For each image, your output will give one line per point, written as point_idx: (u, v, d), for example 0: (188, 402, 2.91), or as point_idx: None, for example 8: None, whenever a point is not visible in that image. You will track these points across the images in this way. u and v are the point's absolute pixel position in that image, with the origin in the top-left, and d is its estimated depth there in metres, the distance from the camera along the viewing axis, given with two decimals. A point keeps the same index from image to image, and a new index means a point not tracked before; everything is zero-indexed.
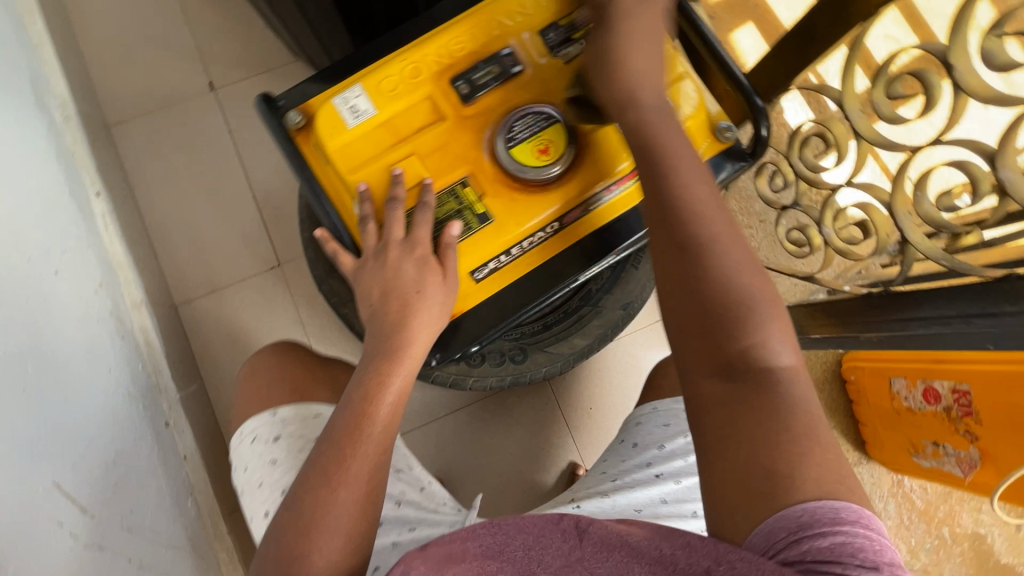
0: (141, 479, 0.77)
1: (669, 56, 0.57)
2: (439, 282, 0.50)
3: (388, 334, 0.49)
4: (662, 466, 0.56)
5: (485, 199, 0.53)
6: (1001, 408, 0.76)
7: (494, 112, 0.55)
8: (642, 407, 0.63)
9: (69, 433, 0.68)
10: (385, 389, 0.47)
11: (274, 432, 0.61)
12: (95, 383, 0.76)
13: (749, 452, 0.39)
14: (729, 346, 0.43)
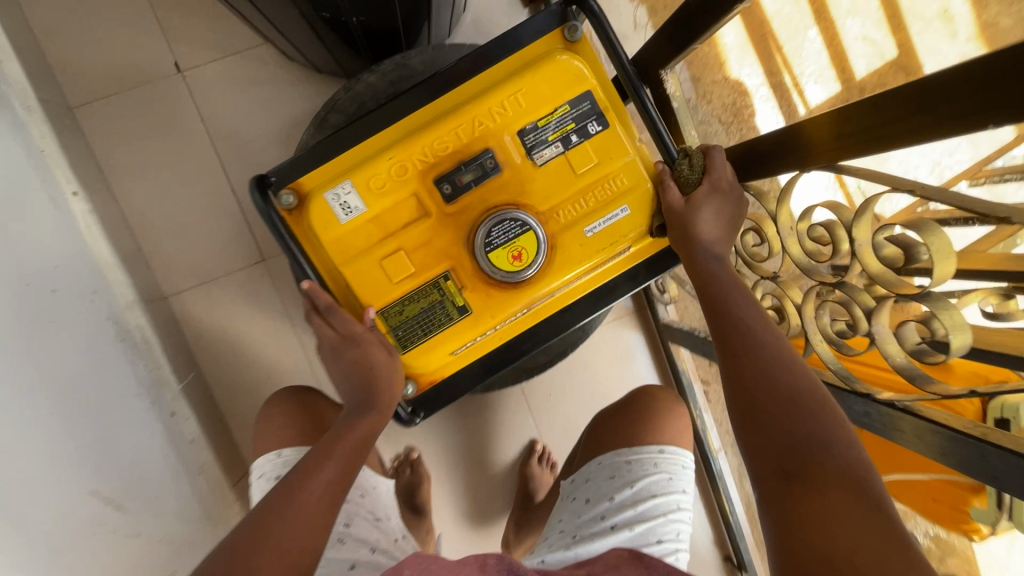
0: (157, 470, 0.89)
1: (630, 161, 0.62)
2: (385, 354, 0.59)
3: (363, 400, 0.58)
4: (615, 517, 0.71)
5: (465, 294, 0.61)
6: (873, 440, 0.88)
7: (475, 212, 0.61)
8: (590, 465, 0.79)
9: (91, 445, 0.78)
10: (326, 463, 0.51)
11: (262, 473, 0.75)
12: (100, 393, 0.85)
13: (820, 541, 0.40)
14: (786, 456, 0.46)
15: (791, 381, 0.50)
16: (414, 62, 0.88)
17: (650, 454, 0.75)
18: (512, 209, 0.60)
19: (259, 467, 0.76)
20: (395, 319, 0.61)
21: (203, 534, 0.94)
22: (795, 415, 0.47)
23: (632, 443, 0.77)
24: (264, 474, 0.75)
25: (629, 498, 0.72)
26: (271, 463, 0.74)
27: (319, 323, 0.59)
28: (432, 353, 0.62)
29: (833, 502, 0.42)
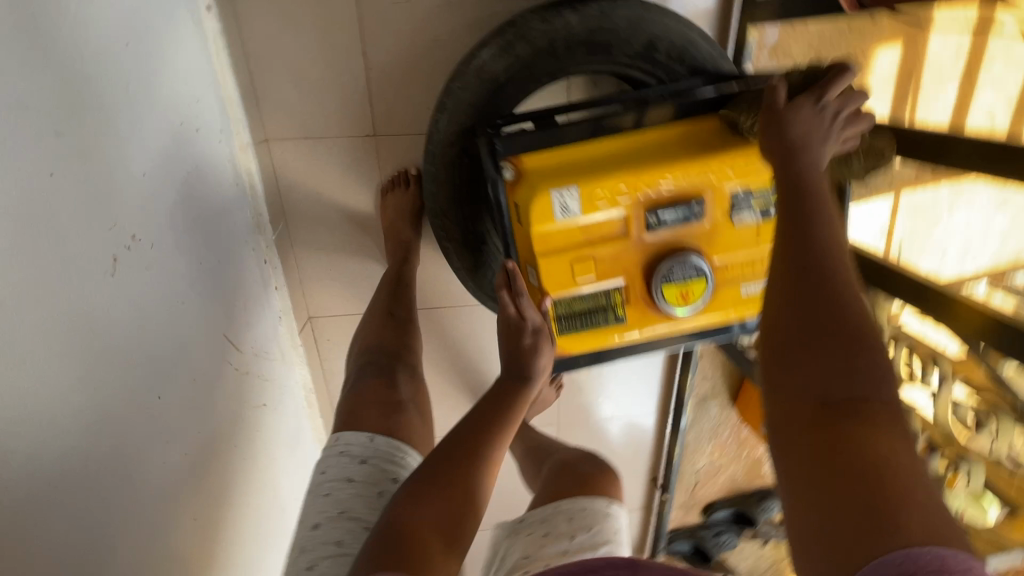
0: (253, 310, 1.01)
1: None
2: (548, 345, 0.73)
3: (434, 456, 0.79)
4: (574, 547, 0.89)
5: (626, 308, 0.72)
6: None
7: (665, 245, 0.68)
8: (547, 506, 0.99)
9: (214, 287, 0.88)
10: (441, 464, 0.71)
11: (346, 450, 0.72)
12: (222, 237, 0.91)
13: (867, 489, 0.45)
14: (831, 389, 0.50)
15: (861, 339, 0.52)
16: (614, 15, 0.83)
17: (602, 505, 0.97)
18: (698, 255, 0.68)
19: (342, 440, 0.74)
20: (563, 310, 0.71)
21: (276, 361, 1.12)
22: (839, 342, 0.52)
23: (587, 494, 0.99)
24: (348, 456, 0.72)
25: (586, 542, 0.90)
26: (360, 444, 0.73)
27: (507, 299, 0.71)
28: (581, 341, 0.73)
29: (881, 430, 0.48)
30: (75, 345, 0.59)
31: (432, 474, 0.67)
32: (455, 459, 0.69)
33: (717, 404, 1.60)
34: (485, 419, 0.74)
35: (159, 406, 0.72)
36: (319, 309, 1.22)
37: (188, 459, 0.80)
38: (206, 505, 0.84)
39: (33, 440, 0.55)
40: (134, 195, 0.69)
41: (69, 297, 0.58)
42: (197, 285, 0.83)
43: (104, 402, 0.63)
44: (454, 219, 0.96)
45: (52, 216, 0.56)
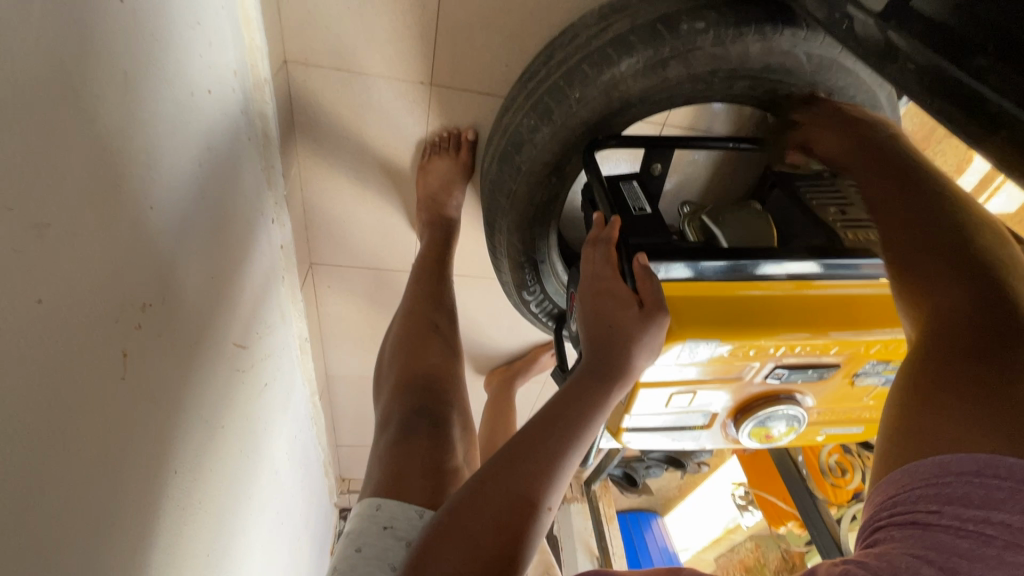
0: (265, 283, 0.85)
1: None
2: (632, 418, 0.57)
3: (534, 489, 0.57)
4: None
5: (702, 427, 0.67)
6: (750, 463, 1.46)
7: (772, 390, 0.62)
8: None
9: (230, 289, 0.71)
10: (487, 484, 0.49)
11: (390, 524, 0.63)
12: (238, 218, 0.71)
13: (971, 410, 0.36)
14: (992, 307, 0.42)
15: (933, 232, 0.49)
16: (808, 54, 0.62)
17: None
18: (798, 405, 0.63)
19: (385, 511, 0.65)
20: (641, 424, 0.65)
21: (284, 328, 0.98)
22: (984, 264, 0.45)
23: None
24: (391, 533, 0.63)
25: None
26: (406, 517, 0.64)
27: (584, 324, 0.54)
28: (644, 444, 0.70)
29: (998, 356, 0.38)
30: (131, 470, 0.46)
31: (453, 536, 0.43)
32: (480, 499, 0.45)
33: None
34: (538, 446, 0.48)
35: (197, 475, 0.61)
36: (322, 256, 1.08)
37: (225, 499, 0.71)
38: (238, 532, 0.78)
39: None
40: (159, 232, 0.49)
41: (116, 425, 0.43)
42: (216, 302, 0.65)
43: (158, 517, 0.52)
44: (519, 239, 0.80)
45: (93, 331, 0.39)
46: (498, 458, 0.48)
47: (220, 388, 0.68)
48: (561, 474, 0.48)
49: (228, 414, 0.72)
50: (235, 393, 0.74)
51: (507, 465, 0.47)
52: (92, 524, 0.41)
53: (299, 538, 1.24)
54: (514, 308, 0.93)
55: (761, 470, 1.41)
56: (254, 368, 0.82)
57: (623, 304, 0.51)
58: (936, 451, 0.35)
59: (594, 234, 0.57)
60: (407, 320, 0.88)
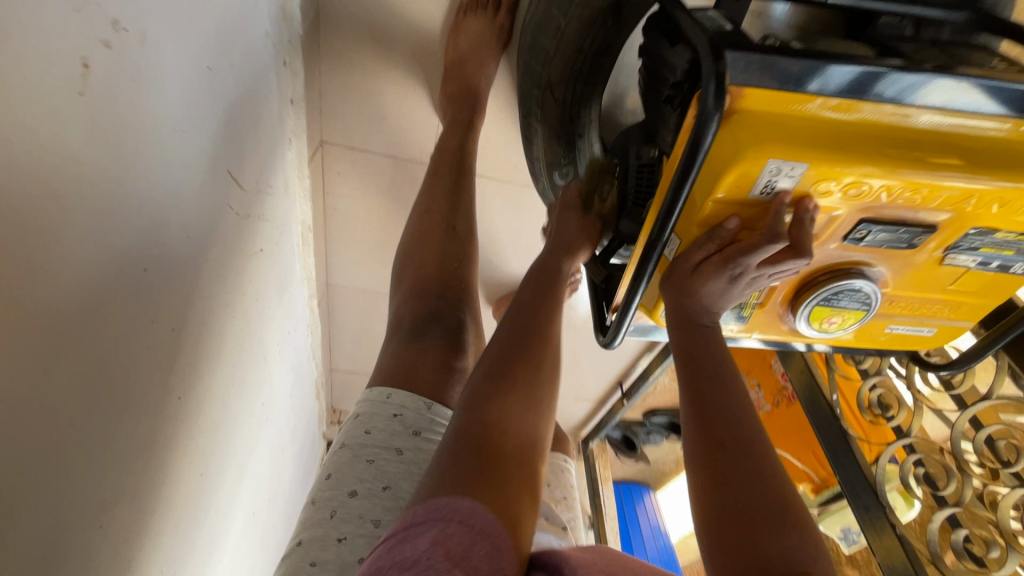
0: (271, 131, 0.76)
1: (1012, 290, 0.55)
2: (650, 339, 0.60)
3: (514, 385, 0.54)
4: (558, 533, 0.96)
5: (754, 310, 0.59)
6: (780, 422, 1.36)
7: (841, 260, 0.53)
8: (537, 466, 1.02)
9: (234, 108, 0.62)
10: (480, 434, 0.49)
11: (400, 412, 0.59)
12: (247, 21, 0.61)
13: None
14: (738, 457, 0.52)
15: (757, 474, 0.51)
16: None
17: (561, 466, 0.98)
18: (872, 282, 0.54)
19: (396, 399, 0.60)
20: None
21: (286, 201, 0.89)
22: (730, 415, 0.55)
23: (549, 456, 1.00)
24: (400, 420, 0.58)
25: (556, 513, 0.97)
26: (415, 407, 0.60)
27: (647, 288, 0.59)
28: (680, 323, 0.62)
29: (749, 475, 0.51)
30: (83, 230, 0.38)
31: (472, 470, 0.44)
32: (487, 449, 0.47)
33: None
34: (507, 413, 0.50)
35: (170, 294, 0.53)
36: (333, 133, 0.97)
37: (198, 353, 0.63)
38: (212, 400, 0.69)
39: (47, 395, 0.37)
40: None
41: (52, 149, 0.34)
42: (216, 103, 0.57)
43: (114, 323, 0.44)
44: (560, 101, 0.70)
45: (29, 6, 0.31)
46: (472, 422, 0.48)
47: (207, 218, 0.59)
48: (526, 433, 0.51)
49: (215, 250, 0.63)
50: (225, 226, 0.65)
51: (500, 443, 0.48)
52: (28, 273, 0.33)
53: (282, 441, 1.16)
54: (540, 196, 0.84)
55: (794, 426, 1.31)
56: (249, 220, 0.73)
57: (709, 266, 0.52)
58: None
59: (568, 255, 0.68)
60: (422, 216, 0.80)
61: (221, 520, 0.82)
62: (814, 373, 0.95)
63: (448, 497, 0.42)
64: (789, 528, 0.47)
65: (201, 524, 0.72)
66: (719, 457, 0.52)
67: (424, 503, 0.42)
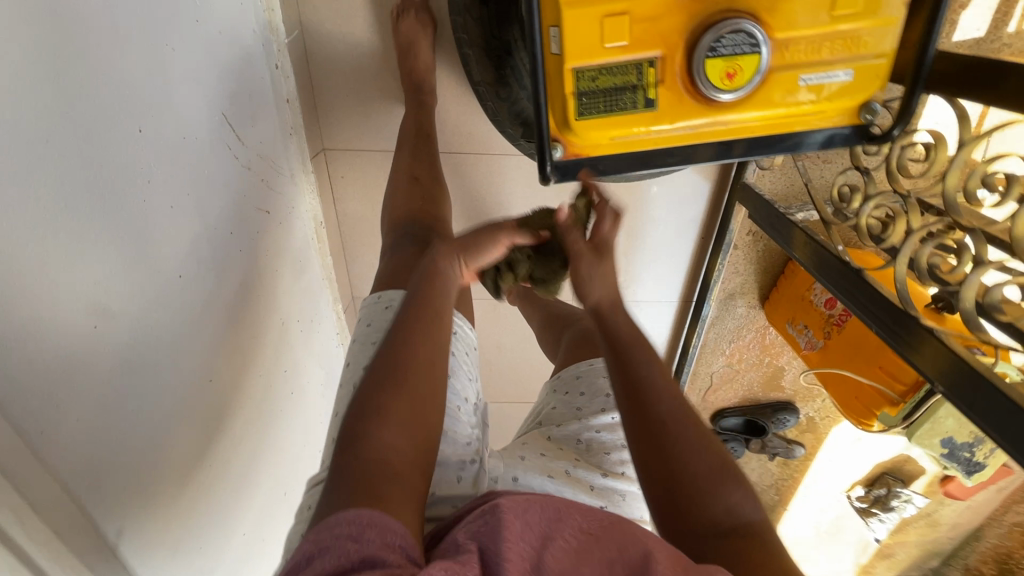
0: (267, 112, 0.94)
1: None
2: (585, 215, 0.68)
3: (384, 395, 0.62)
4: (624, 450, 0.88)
5: (659, 92, 0.62)
6: (838, 347, 1.20)
7: (711, 8, 0.58)
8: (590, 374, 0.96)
9: (225, 71, 0.80)
10: (375, 442, 0.58)
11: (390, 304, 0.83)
12: (233, 12, 0.82)
13: (748, 557, 0.60)
14: (664, 438, 0.69)
15: (691, 449, 0.68)
16: None
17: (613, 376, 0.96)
18: (751, 23, 0.58)
19: (384, 298, 0.84)
20: (588, 92, 0.63)
21: (289, 183, 1.05)
22: (651, 399, 0.71)
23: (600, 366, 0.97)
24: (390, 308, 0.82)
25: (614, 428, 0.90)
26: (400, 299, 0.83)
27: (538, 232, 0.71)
28: (600, 131, 0.65)
29: (684, 448, 0.68)
30: (82, 68, 0.52)
31: (354, 492, 0.52)
32: (366, 473, 0.55)
33: (747, 304, 1.53)
34: (386, 412, 0.61)
35: (165, 183, 0.66)
36: (333, 140, 1.17)
37: (196, 259, 0.73)
38: (212, 311, 0.79)
39: (39, 172, 0.48)
40: None
41: None
42: (204, 52, 0.74)
43: (105, 162, 0.56)
44: (484, 18, 0.84)
45: None
46: (347, 455, 0.57)
47: (202, 145, 0.74)
48: (395, 424, 0.60)
49: (212, 175, 0.77)
50: (223, 159, 0.80)
51: (380, 465, 0.56)
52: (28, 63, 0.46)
53: (320, 418, 1.30)
54: (494, 123, 0.96)
55: (855, 347, 1.16)
56: (249, 174, 0.88)
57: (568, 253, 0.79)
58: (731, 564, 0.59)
59: (458, 256, 0.83)
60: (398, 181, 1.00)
61: (227, 449, 0.87)
62: (818, 239, 0.91)
63: (342, 510, 0.50)
64: (739, 489, 0.67)
65: (202, 427, 0.79)
66: (647, 442, 0.69)
67: (315, 527, 0.49)
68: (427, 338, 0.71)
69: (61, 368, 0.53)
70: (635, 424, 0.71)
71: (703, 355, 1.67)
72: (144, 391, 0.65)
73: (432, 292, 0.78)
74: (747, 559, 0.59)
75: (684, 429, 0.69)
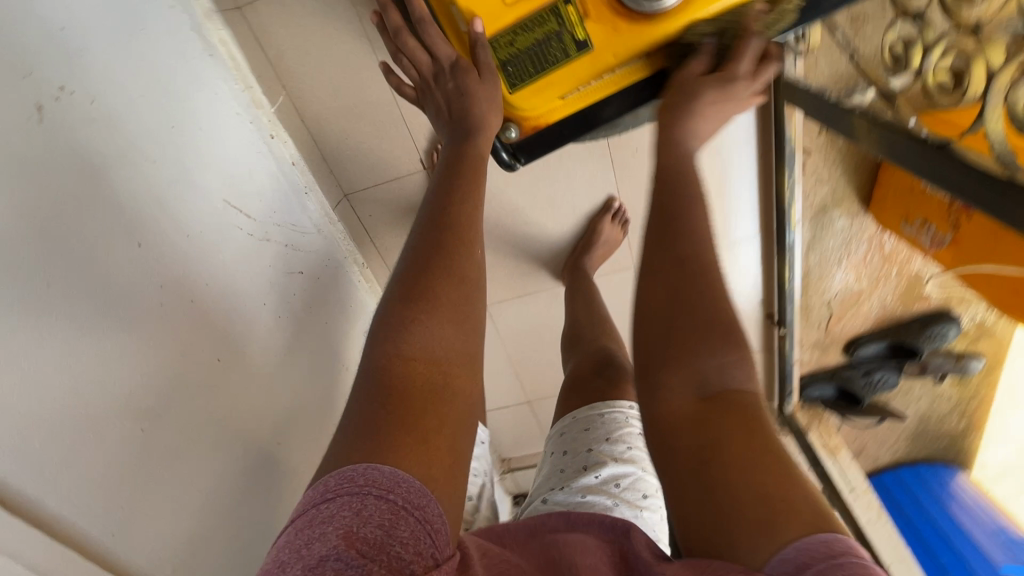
0: (272, 184, 0.99)
1: None
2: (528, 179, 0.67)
3: (433, 267, 0.51)
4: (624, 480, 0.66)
5: (587, 28, 0.53)
6: (971, 237, 0.96)
7: None
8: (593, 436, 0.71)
9: (214, 162, 0.86)
10: (404, 334, 0.47)
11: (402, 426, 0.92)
12: (207, 104, 0.87)
13: (757, 513, 0.44)
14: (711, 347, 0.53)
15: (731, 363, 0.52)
16: None
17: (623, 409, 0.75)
18: None
19: None
20: (512, 60, 0.56)
21: (317, 241, 1.10)
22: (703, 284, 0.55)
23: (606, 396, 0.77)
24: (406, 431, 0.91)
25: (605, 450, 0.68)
26: None
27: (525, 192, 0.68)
28: (543, 96, 0.59)
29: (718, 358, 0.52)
30: (56, 212, 0.58)
31: (398, 421, 0.42)
32: (412, 388, 0.45)
33: (848, 215, 1.27)
34: (434, 290, 0.50)
35: (174, 285, 0.71)
36: (351, 185, 1.18)
37: (226, 344, 0.78)
38: (260, 383, 0.84)
39: (35, 320, 0.53)
40: (76, 60, 0.65)
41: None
42: (185, 153, 0.79)
43: (104, 287, 0.61)
44: None
45: None
46: (391, 357, 0.46)
47: (206, 234, 0.80)
48: (447, 316, 0.49)
49: (222, 263, 0.82)
50: (232, 243, 0.85)
51: (426, 374, 0.46)
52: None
53: None
54: None
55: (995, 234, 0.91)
56: (269, 245, 0.94)
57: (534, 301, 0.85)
58: (729, 545, 0.44)
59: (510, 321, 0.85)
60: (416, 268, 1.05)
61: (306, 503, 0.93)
62: (882, 120, 0.72)
63: (370, 462, 0.40)
64: (743, 368, 0.52)
65: (275, 491, 0.84)
66: (693, 330, 0.53)
67: (339, 469, 0.39)
68: (472, 194, 0.57)
69: (118, 480, 0.58)
70: (656, 273, 0.57)
71: (811, 285, 1.44)
72: (205, 479, 0.70)
73: (478, 167, 0.59)
74: (767, 521, 0.43)
75: (725, 350, 0.53)
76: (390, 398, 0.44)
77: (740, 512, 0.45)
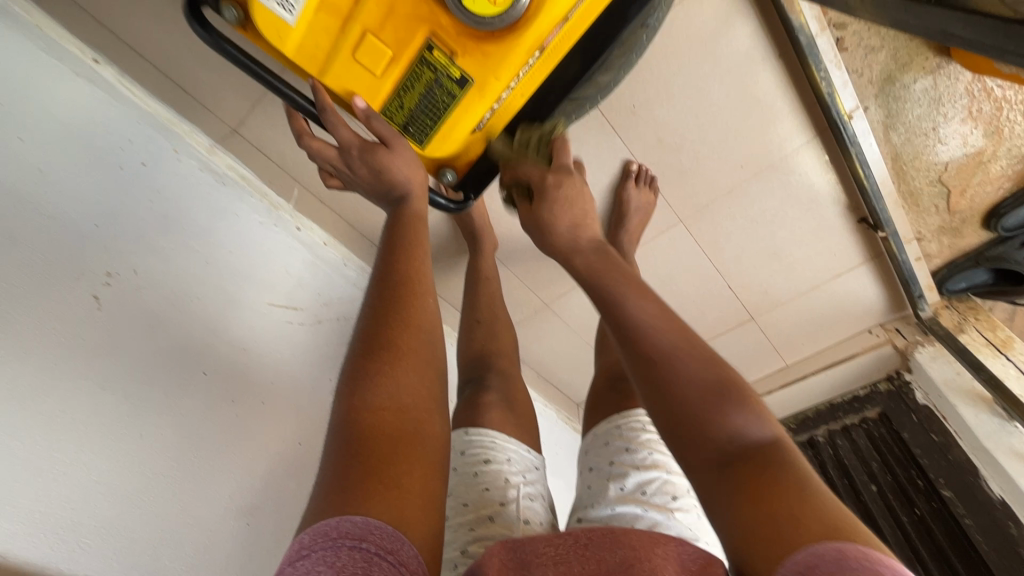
0: (311, 269, 1.10)
1: None
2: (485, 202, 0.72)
3: (386, 322, 0.52)
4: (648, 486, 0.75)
5: (460, 63, 0.63)
6: None
7: None
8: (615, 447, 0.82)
9: (254, 274, 0.98)
10: (367, 390, 0.48)
11: None
12: (235, 227, 1.00)
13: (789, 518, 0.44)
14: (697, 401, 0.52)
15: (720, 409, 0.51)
16: None
17: (640, 418, 0.85)
18: None
19: None
20: (415, 114, 0.68)
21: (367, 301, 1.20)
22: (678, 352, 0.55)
23: (622, 410, 0.87)
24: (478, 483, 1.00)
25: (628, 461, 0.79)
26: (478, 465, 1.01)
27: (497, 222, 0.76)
28: (455, 135, 0.70)
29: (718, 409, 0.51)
30: (132, 380, 0.72)
31: (366, 471, 0.43)
32: (377, 435, 0.45)
33: (927, 72, 1.01)
34: (400, 342, 0.51)
35: (245, 398, 0.84)
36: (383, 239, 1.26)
37: (305, 427, 0.91)
38: None
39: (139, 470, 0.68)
40: (116, 249, 0.79)
41: (78, 357, 0.68)
42: (226, 279, 0.93)
43: (186, 424, 0.75)
44: None
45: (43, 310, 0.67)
46: (358, 411, 0.47)
47: (263, 341, 0.92)
48: (418, 366, 0.50)
49: (283, 359, 0.94)
50: (288, 338, 0.97)
51: (397, 423, 0.47)
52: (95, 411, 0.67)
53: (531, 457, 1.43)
54: None
55: None
56: (322, 324, 1.05)
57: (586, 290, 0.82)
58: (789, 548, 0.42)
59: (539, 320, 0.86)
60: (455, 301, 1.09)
61: None
62: None
63: (343, 514, 0.40)
64: (742, 410, 0.51)
65: None
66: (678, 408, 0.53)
67: (313, 525, 0.40)
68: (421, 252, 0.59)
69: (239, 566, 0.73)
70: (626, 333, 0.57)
71: (906, 167, 1.17)
72: None
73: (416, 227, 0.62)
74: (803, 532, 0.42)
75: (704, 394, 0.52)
76: (365, 447, 0.45)
77: (757, 529, 0.45)
